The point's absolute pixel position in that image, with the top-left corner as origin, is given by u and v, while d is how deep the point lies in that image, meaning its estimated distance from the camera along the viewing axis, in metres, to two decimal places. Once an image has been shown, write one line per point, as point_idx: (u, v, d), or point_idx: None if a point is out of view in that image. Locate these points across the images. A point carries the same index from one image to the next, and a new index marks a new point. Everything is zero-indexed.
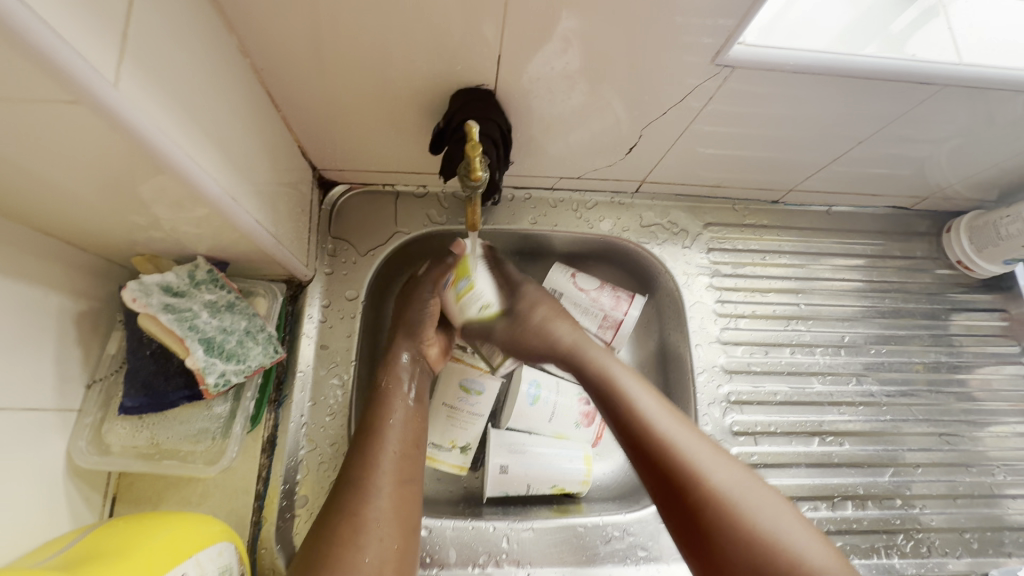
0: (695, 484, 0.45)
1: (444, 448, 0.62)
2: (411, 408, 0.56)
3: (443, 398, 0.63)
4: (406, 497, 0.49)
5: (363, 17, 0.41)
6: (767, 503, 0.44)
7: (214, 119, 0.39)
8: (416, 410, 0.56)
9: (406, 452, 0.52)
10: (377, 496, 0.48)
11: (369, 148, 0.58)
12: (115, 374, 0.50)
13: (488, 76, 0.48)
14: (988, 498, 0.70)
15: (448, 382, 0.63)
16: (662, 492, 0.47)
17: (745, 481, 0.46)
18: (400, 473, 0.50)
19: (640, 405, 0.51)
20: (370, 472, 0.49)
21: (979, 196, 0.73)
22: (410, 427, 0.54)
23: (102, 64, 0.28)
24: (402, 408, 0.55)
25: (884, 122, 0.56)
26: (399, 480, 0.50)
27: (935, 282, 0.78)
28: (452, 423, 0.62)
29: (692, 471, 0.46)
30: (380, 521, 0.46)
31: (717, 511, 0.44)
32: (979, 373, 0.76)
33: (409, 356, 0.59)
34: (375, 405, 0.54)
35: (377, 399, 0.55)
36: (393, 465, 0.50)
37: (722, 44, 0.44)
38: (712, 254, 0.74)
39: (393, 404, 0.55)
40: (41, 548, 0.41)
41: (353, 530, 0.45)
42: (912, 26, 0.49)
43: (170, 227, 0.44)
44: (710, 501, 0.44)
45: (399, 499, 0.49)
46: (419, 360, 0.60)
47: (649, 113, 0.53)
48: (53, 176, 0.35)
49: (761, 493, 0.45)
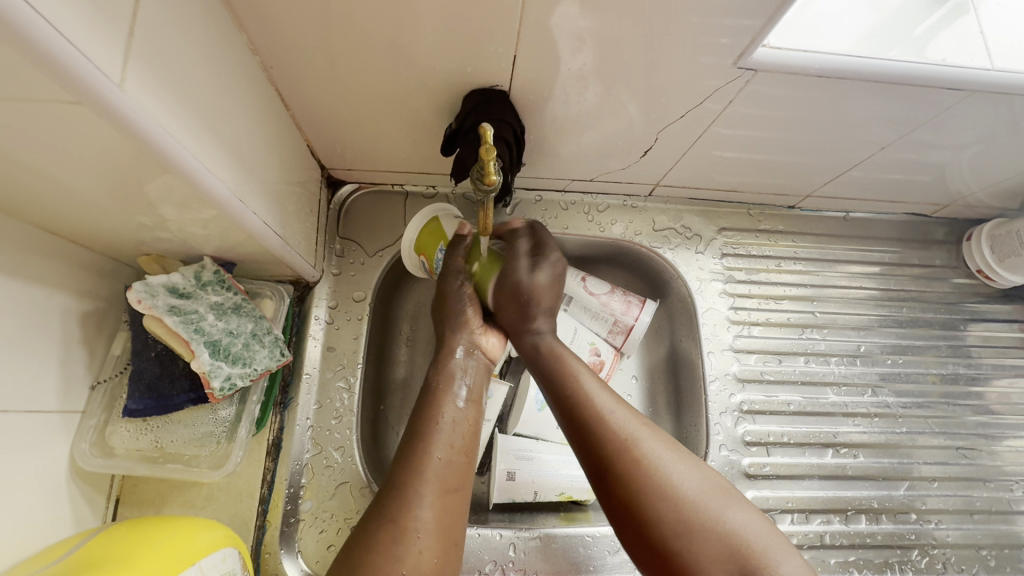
0: (635, 482, 0.43)
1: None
2: (461, 409, 0.52)
3: None
4: (452, 506, 0.46)
5: (375, 14, 0.39)
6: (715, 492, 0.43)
7: (222, 118, 0.38)
8: (468, 411, 0.52)
9: (454, 458, 0.48)
10: (420, 503, 0.44)
11: (378, 148, 0.57)
12: (120, 375, 0.50)
13: (502, 76, 0.46)
14: (1005, 514, 0.68)
15: None
16: (603, 487, 0.45)
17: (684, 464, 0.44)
18: (446, 481, 0.46)
19: (588, 390, 0.49)
20: (416, 477, 0.46)
21: (1001, 204, 0.71)
22: (462, 431, 0.50)
23: (108, 63, 0.27)
24: (452, 409, 0.51)
25: (909, 127, 0.54)
26: (444, 488, 0.46)
27: (953, 291, 0.77)
28: None
29: (633, 459, 0.44)
30: (421, 531, 0.43)
31: (659, 507, 0.42)
32: (997, 385, 0.74)
33: (463, 352, 0.56)
34: (427, 405, 0.51)
35: (431, 400, 0.52)
36: (438, 473, 0.46)
37: (743, 47, 0.43)
38: (725, 260, 0.72)
39: (446, 408, 0.51)
40: (42, 553, 0.41)
41: (392, 539, 0.42)
42: (941, 28, 0.47)
43: (177, 228, 0.43)
44: (648, 494, 0.42)
45: (443, 509, 0.45)
46: (474, 352, 0.57)
47: (665, 115, 0.52)
48: (58, 175, 0.34)
49: (703, 478, 0.44)
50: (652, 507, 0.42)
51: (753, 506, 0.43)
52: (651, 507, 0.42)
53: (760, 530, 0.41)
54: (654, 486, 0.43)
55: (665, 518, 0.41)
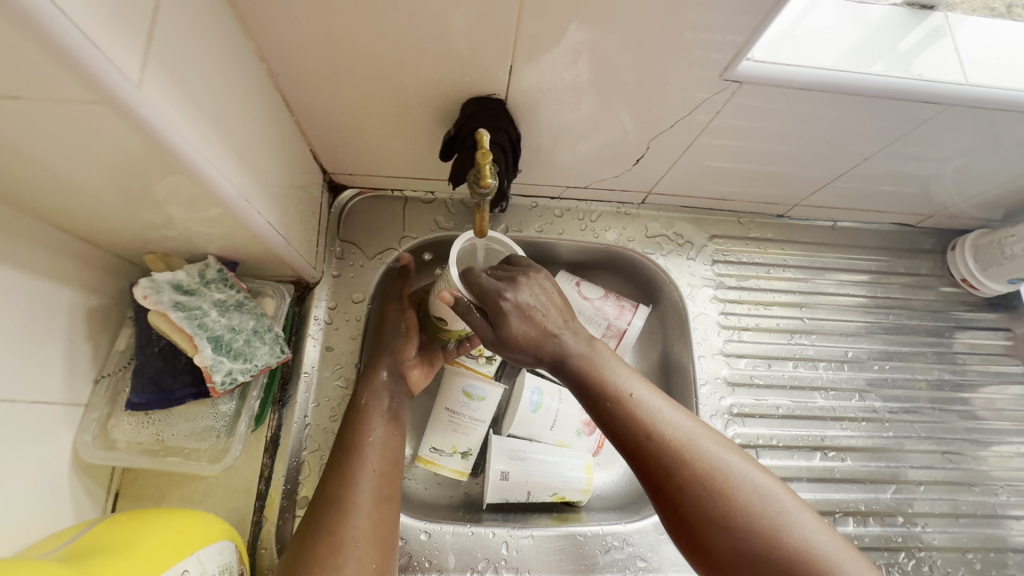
0: (689, 478, 0.43)
1: (445, 453, 0.62)
2: (389, 427, 0.56)
3: (446, 403, 0.63)
4: (384, 516, 0.50)
5: (378, 25, 0.41)
6: (780, 499, 0.41)
7: (231, 121, 0.40)
8: (394, 427, 0.56)
9: (386, 471, 0.53)
10: (357, 513, 0.49)
11: (379, 154, 0.59)
12: (123, 370, 0.51)
13: (499, 86, 0.48)
14: (991, 518, 0.69)
15: (452, 388, 0.63)
16: (659, 494, 0.44)
17: (748, 469, 0.43)
18: (379, 492, 0.51)
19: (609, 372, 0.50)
20: (349, 491, 0.50)
21: (984, 215, 0.73)
22: (390, 448, 0.54)
23: (128, 66, 0.29)
24: (380, 423, 0.55)
25: (892, 138, 0.56)
26: (378, 499, 0.51)
27: (939, 300, 0.78)
28: (454, 428, 0.62)
29: (691, 467, 0.43)
30: (359, 540, 0.47)
31: (715, 516, 0.41)
32: (983, 392, 0.76)
33: (389, 373, 0.59)
34: (354, 422, 0.55)
35: (357, 416, 0.55)
36: (371, 485, 0.51)
37: (729, 60, 0.45)
38: (716, 266, 0.74)
39: (372, 422, 0.55)
40: (43, 541, 0.42)
41: (330, 549, 0.46)
42: (919, 45, 0.49)
43: (183, 226, 0.45)
44: (709, 500, 0.41)
45: (377, 519, 0.50)
46: (398, 376, 0.60)
47: (657, 125, 0.54)
48: (73, 173, 0.36)
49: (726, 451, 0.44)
50: (711, 514, 0.41)
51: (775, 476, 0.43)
52: (683, 485, 0.43)
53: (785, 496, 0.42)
54: (715, 494, 0.41)
55: (695, 495, 0.42)
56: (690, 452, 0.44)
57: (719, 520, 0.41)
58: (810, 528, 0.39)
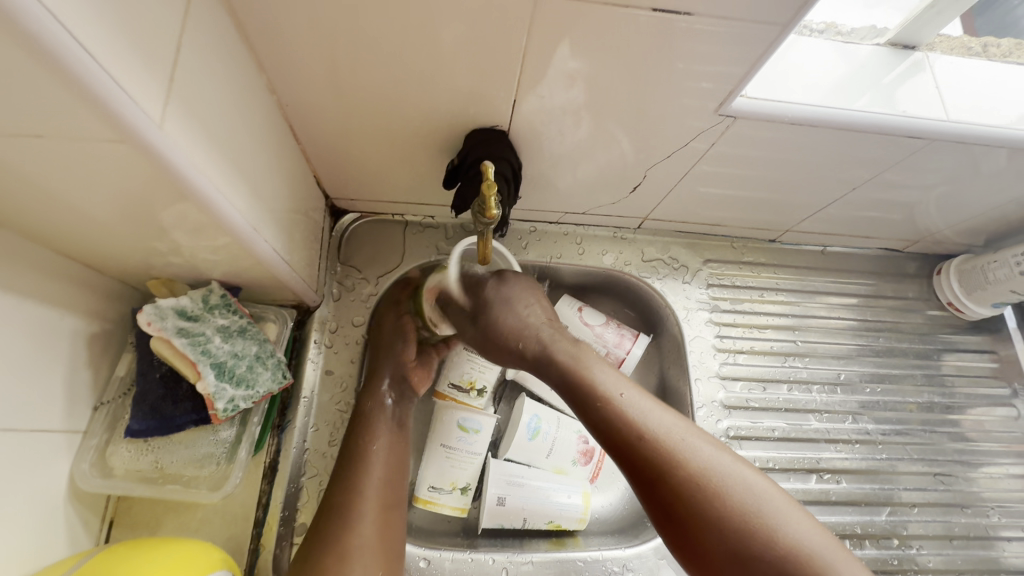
0: (689, 484, 0.44)
1: (445, 491, 0.61)
2: (394, 433, 0.57)
3: (441, 439, 0.63)
4: (390, 522, 0.51)
5: (387, 60, 0.43)
6: (768, 499, 0.44)
7: (242, 152, 0.41)
8: (399, 436, 0.58)
9: (390, 477, 0.54)
10: (362, 522, 0.50)
11: (382, 180, 0.60)
12: (124, 396, 0.51)
13: (502, 116, 0.50)
14: (984, 540, 0.70)
15: (445, 423, 0.63)
16: (654, 499, 0.46)
17: (740, 472, 0.45)
18: (383, 498, 0.52)
19: (604, 383, 0.52)
20: (354, 498, 0.51)
21: (967, 240, 0.75)
22: (393, 453, 0.56)
23: (151, 107, 0.30)
24: (385, 434, 0.56)
25: (879, 168, 0.58)
26: (383, 505, 0.52)
27: (927, 322, 0.80)
28: (451, 464, 0.62)
29: (683, 472, 0.45)
30: (364, 549, 0.48)
31: (718, 523, 0.43)
32: (971, 414, 0.77)
33: (391, 380, 0.61)
34: (359, 429, 0.56)
35: (362, 423, 0.56)
36: (376, 492, 0.52)
37: (724, 96, 0.47)
38: (711, 290, 0.75)
39: (379, 429, 0.57)
40: (38, 574, 0.41)
41: (335, 556, 0.47)
42: (900, 80, 0.52)
43: (190, 254, 0.45)
44: (707, 506, 0.43)
45: (383, 525, 0.51)
46: (400, 381, 0.61)
47: (653, 154, 0.56)
48: (88, 203, 0.36)
49: (717, 456, 0.46)
50: (711, 517, 0.43)
51: (762, 472, 0.46)
52: (687, 490, 0.44)
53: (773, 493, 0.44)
54: (708, 496, 0.44)
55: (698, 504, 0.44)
56: (683, 454, 0.46)
57: (705, 513, 0.43)
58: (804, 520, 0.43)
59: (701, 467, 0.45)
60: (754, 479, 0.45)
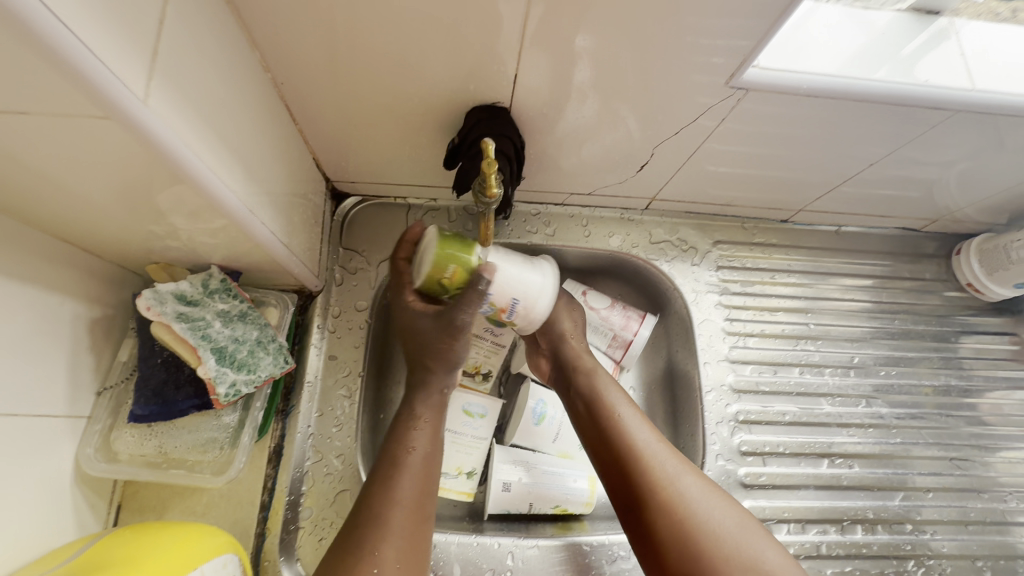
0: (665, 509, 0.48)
1: (450, 475, 0.61)
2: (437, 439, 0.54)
3: (447, 424, 0.62)
4: (421, 535, 0.48)
5: (382, 34, 0.41)
6: (737, 536, 0.47)
7: (236, 132, 0.40)
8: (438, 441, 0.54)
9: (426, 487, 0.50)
10: (394, 534, 0.46)
11: (383, 162, 0.59)
12: (126, 382, 0.50)
13: (504, 93, 0.48)
14: (999, 525, 0.69)
15: (451, 408, 0.62)
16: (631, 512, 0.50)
17: (717, 507, 0.49)
18: (418, 508, 0.49)
19: (614, 404, 0.56)
20: (388, 510, 0.47)
21: (989, 219, 0.72)
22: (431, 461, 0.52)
23: (134, 81, 0.29)
24: (427, 440, 0.53)
25: (898, 144, 0.56)
26: (419, 517, 0.48)
27: (945, 304, 0.78)
28: (456, 449, 0.61)
29: (663, 497, 0.49)
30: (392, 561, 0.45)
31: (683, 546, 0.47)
32: (989, 397, 0.75)
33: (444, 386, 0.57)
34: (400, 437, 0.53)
35: (403, 428, 0.53)
36: (412, 502, 0.49)
37: (735, 68, 0.45)
38: (720, 272, 0.74)
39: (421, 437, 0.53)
40: (45, 557, 0.41)
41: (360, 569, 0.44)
42: (924, 49, 0.49)
43: (187, 237, 0.45)
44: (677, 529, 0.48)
45: (412, 537, 0.47)
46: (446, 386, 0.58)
47: (661, 131, 0.54)
48: (80, 185, 0.35)
49: (700, 488, 0.50)
50: (678, 540, 0.47)
51: (738, 510, 0.50)
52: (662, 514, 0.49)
53: (743, 532, 0.48)
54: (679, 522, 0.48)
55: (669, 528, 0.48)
56: (666, 480, 0.50)
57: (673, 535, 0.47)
58: (770, 552, 0.47)
59: (682, 496, 0.49)
60: (728, 517, 0.49)
